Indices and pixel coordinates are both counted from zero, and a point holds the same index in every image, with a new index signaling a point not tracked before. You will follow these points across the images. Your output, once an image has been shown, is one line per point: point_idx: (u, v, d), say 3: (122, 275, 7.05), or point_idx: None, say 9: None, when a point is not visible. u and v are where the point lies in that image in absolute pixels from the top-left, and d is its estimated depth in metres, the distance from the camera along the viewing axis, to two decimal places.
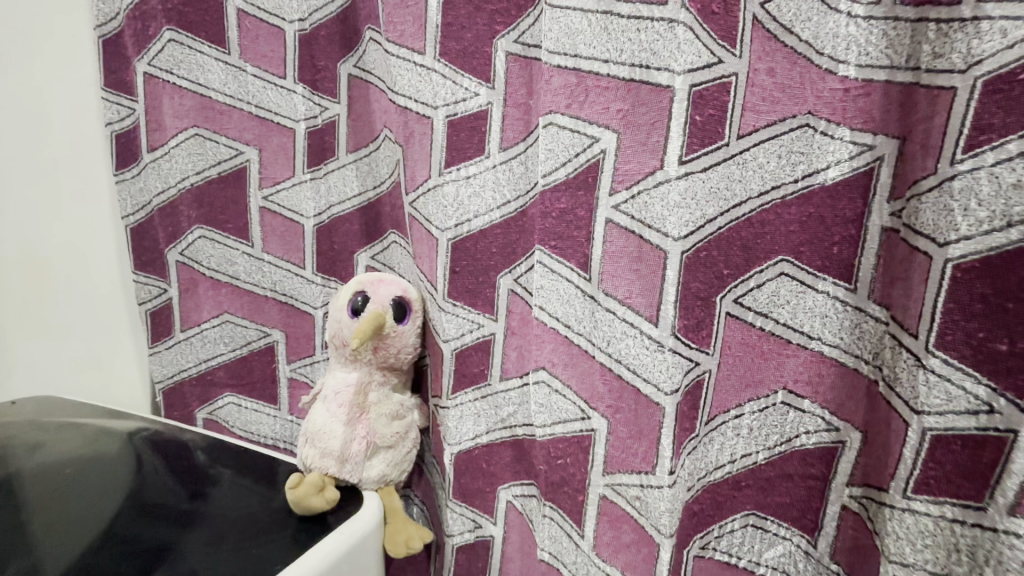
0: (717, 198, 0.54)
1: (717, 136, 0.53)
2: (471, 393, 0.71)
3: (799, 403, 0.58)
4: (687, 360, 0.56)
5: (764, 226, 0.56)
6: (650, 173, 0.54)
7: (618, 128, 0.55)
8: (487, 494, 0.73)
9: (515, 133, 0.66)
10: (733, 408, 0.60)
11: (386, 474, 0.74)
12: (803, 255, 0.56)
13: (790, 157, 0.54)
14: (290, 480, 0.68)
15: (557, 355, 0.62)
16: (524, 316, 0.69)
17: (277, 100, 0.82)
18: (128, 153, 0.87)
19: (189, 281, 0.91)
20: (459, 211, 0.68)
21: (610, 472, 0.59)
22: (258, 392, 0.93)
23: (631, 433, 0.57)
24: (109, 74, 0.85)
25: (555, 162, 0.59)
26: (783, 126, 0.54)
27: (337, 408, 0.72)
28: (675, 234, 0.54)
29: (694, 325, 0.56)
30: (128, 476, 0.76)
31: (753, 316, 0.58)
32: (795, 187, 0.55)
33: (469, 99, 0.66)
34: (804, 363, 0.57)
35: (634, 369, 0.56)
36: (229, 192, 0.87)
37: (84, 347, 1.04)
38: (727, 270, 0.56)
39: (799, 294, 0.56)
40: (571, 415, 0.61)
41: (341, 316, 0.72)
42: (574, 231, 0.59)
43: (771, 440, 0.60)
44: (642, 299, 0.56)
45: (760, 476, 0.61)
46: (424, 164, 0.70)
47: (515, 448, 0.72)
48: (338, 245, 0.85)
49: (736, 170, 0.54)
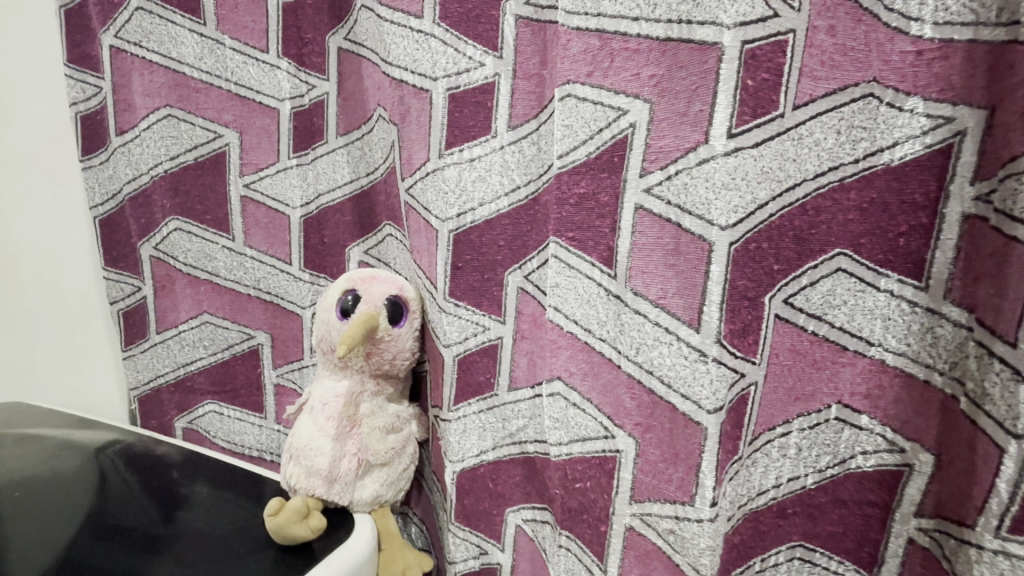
0: (769, 178, 0.46)
1: (771, 106, 0.45)
2: (476, 404, 0.63)
3: (855, 419, 0.50)
4: (731, 371, 0.47)
5: (819, 214, 0.47)
6: (689, 151, 0.46)
7: (650, 97, 0.47)
8: (494, 517, 0.65)
9: (526, 108, 0.57)
10: (779, 424, 0.52)
11: (380, 495, 0.66)
12: (863, 248, 0.48)
13: (851, 134, 0.46)
14: (269, 506, 0.60)
15: (576, 364, 0.53)
16: (536, 317, 0.61)
17: (258, 77, 0.74)
18: (95, 136, 0.79)
19: (164, 279, 0.83)
20: (462, 199, 0.59)
21: (638, 500, 0.51)
22: (242, 400, 0.85)
23: (665, 455, 0.50)
24: (73, 48, 0.76)
25: (574, 140, 0.51)
26: (844, 96, 0.45)
27: (325, 421, 0.64)
28: (722, 222, 0.46)
29: (740, 330, 0.47)
30: (89, 498, 0.68)
31: (805, 319, 0.50)
32: (855, 169, 0.46)
33: (473, 70, 0.57)
34: (863, 373, 0.50)
35: (669, 381, 0.48)
36: (207, 180, 0.78)
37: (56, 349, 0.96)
38: (778, 265, 0.48)
39: (858, 294, 0.48)
40: (592, 432, 0.53)
41: (329, 318, 0.64)
42: (596, 220, 0.51)
43: (821, 462, 0.52)
44: (679, 300, 0.48)
45: (810, 502, 0.53)
46: (422, 146, 0.61)
47: (526, 466, 0.63)
48: (329, 239, 0.77)
49: (790, 147, 0.46)
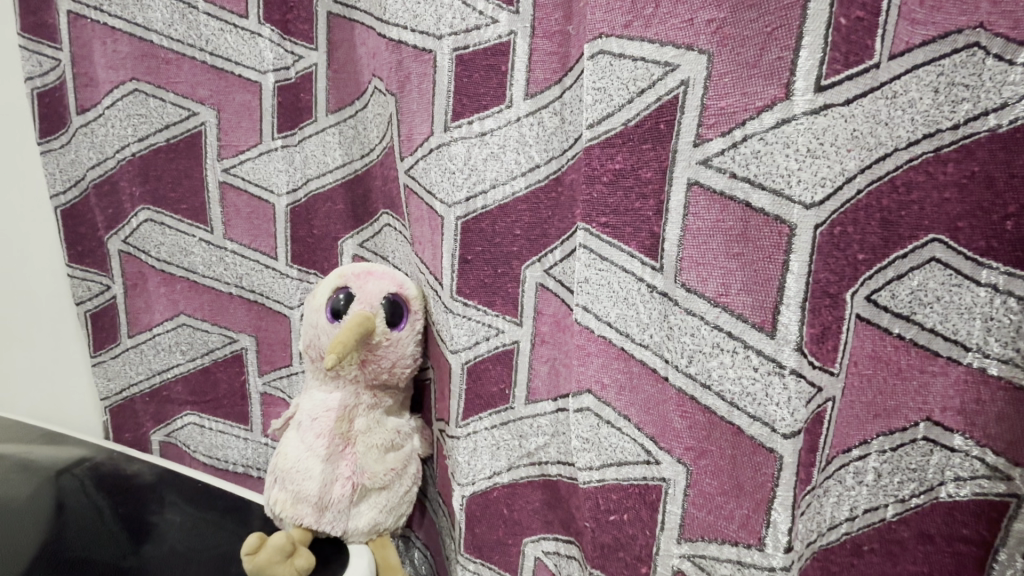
0: (859, 145, 0.37)
1: (865, 53, 0.36)
2: (488, 419, 0.54)
3: (947, 440, 0.42)
4: (810, 386, 0.39)
5: (910, 191, 0.39)
6: (760, 111, 0.37)
7: (708, 48, 0.38)
8: (509, 548, 0.56)
9: (546, 72, 0.49)
10: (855, 446, 0.44)
11: (379, 523, 0.58)
12: (962, 234, 0.39)
13: (950, 93, 0.37)
14: (246, 543, 0.52)
15: (610, 374, 0.45)
16: (558, 318, 0.52)
17: (238, 46, 0.65)
18: (54, 116, 0.69)
19: (136, 276, 0.74)
20: (471, 179, 0.50)
21: (688, 539, 0.43)
22: (225, 411, 0.76)
23: (724, 487, 0.41)
24: (26, 14, 0.67)
25: (608, 106, 0.42)
26: (945, 45, 0.36)
27: (315, 439, 0.55)
28: (806, 199, 0.37)
29: (818, 334, 0.39)
30: (45, 531, 0.59)
31: (889, 319, 0.41)
32: (953, 137, 0.37)
33: (485, 27, 0.49)
34: (957, 384, 0.41)
35: (732, 398, 0.40)
36: (181, 164, 0.69)
37: (6, 348, 0.84)
38: (861, 254, 0.40)
39: (954, 289, 0.40)
40: (631, 457, 0.44)
41: (319, 321, 0.55)
42: (637, 202, 0.43)
43: (904, 490, 0.43)
44: (746, 297, 0.39)
45: (889, 538, 0.44)
46: (425, 118, 0.53)
47: (547, 490, 0.55)
48: (319, 230, 0.68)
49: (882, 107, 0.37)
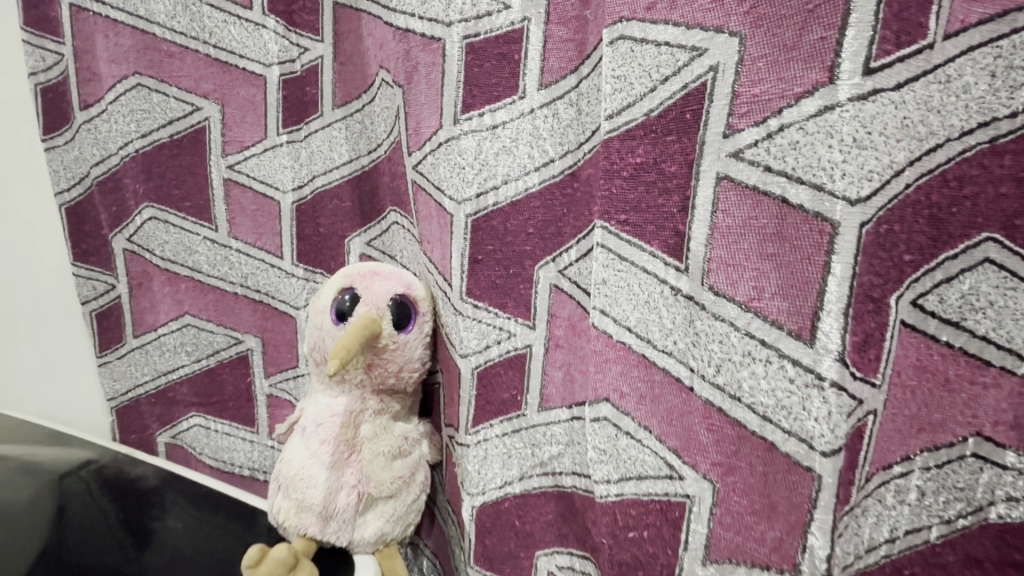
0: (908, 135, 0.33)
1: (919, 31, 0.32)
2: (499, 426, 0.52)
3: (1000, 457, 0.38)
4: (851, 399, 0.35)
5: (962, 185, 0.34)
6: (799, 97, 0.35)
7: (740, 29, 0.36)
8: (521, 562, 0.53)
9: (562, 60, 0.46)
10: (896, 462, 0.40)
11: (385, 533, 0.55)
12: (1020, 232, 0.34)
13: (1008, 78, 0.32)
14: (247, 557, 0.50)
15: (630, 383, 0.42)
16: (574, 322, 0.49)
17: (241, 38, 0.63)
18: (57, 112, 0.68)
19: (140, 275, 0.72)
20: (482, 174, 0.48)
21: (714, 560, 0.40)
22: (230, 413, 0.74)
23: (754, 505, 0.38)
24: (29, 8, 0.66)
25: (628, 95, 0.39)
26: (1004, 24, 0.31)
27: (319, 446, 0.53)
28: (851, 195, 0.34)
29: (860, 342, 0.36)
30: (48, 532, 0.58)
31: (937, 326, 0.37)
32: (1012, 126, 0.33)
33: (497, 13, 0.46)
34: (1012, 398, 0.37)
35: (765, 412, 0.37)
36: (184, 161, 0.68)
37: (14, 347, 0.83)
38: (909, 255, 0.36)
39: (1010, 294, 0.36)
40: (652, 471, 0.41)
41: (323, 323, 0.53)
42: (660, 198, 0.40)
43: (950, 510, 0.40)
44: (781, 302, 0.37)
45: (934, 563, 0.40)
46: (433, 110, 0.50)
47: (561, 502, 0.52)
48: (325, 228, 0.66)
49: (935, 92, 0.33)
